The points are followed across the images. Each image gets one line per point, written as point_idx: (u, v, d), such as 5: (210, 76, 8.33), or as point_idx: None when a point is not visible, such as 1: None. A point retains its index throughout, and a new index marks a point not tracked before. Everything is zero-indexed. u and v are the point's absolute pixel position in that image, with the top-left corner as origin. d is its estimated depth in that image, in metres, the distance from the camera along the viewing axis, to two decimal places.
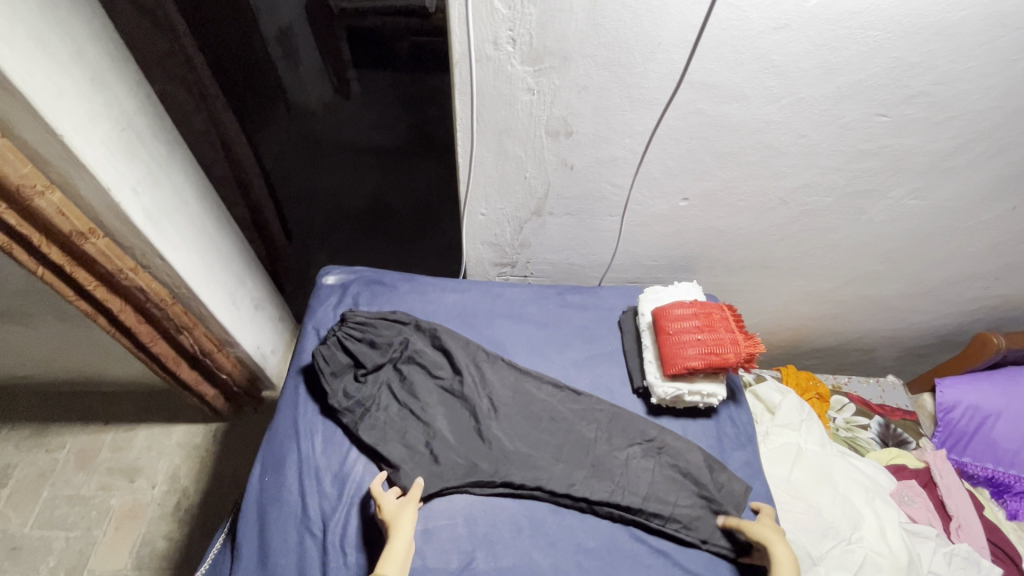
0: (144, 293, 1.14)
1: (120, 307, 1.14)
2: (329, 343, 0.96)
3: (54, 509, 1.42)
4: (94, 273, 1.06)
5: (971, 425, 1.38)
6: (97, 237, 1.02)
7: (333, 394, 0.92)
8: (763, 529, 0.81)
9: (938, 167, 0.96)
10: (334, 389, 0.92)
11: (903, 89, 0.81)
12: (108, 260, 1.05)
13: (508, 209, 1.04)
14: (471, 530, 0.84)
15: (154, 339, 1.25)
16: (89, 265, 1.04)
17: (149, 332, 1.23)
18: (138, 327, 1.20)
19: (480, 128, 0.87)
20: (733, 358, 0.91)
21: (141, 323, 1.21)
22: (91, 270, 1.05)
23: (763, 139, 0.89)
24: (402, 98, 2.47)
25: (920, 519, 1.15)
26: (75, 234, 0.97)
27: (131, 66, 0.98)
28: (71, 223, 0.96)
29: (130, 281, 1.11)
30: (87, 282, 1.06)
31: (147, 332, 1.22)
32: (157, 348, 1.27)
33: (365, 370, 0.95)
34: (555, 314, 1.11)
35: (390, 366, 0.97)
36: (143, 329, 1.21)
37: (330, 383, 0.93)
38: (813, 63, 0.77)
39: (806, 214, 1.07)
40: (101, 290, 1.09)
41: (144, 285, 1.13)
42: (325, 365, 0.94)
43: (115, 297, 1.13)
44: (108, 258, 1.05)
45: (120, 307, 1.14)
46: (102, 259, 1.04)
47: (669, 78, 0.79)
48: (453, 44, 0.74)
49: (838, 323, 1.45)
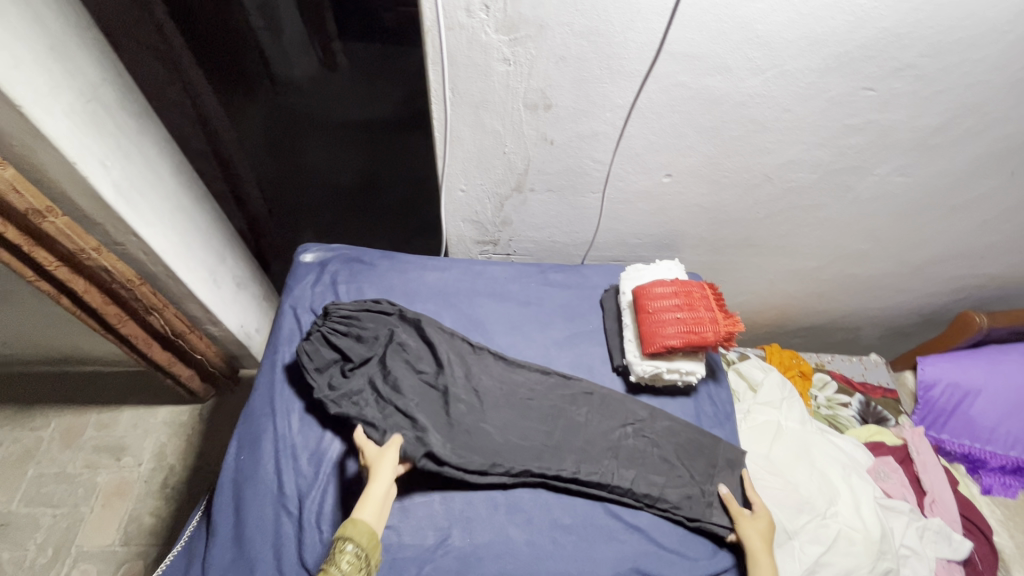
0: (109, 274, 1.12)
1: (84, 287, 1.12)
2: (313, 338, 0.95)
3: (41, 487, 1.43)
4: (54, 252, 1.03)
5: (950, 402, 1.39)
6: (57, 216, 0.98)
7: (318, 389, 0.90)
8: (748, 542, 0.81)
9: (926, 143, 0.94)
10: (319, 384, 0.91)
11: (890, 61, 0.79)
12: (70, 240, 1.02)
13: (488, 184, 1.02)
14: (448, 507, 0.84)
15: (123, 319, 1.23)
16: (49, 243, 1.01)
17: (117, 313, 1.21)
18: (105, 307, 1.18)
19: (456, 100, 0.84)
20: (711, 337, 0.90)
21: (108, 304, 1.19)
22: (51, 249, 1.03)
23: (747, 113, 0.87)
24: (389, 72, 2.39)
25: (895, 494, 1.16)
26: (31, 212, 0.93)
27: (92, 32, 0.93)
28: (28, 203, 0.92)
29: (94, 261, 1.08)
30: (47, 263, 1.03)
31: (114, 313, 1.21)
32: (126, 330, 1.25)
33: (351, 364, 0.93)
34: (536, 293, 1.10)
35: (376, 360, 0.96)
36: (110, 310, 1.19)
37: (313, 378, 0.91)
38: (798, 34, 0.75)
39: (791, 191, 1.05)
40: (62, 270, 1.06)
41: (109, 265, 1.11)
42: (309, 360, 0.93)
43: (79, 278, 1.10)
44: (69, 238, 1.02)
45: (84, 287, 1.12)
46: (62, 239, 1.01)
47: (649, 48, 0.76)
48: (424, 11, 0.71)
49: (823, 301, 1.45)
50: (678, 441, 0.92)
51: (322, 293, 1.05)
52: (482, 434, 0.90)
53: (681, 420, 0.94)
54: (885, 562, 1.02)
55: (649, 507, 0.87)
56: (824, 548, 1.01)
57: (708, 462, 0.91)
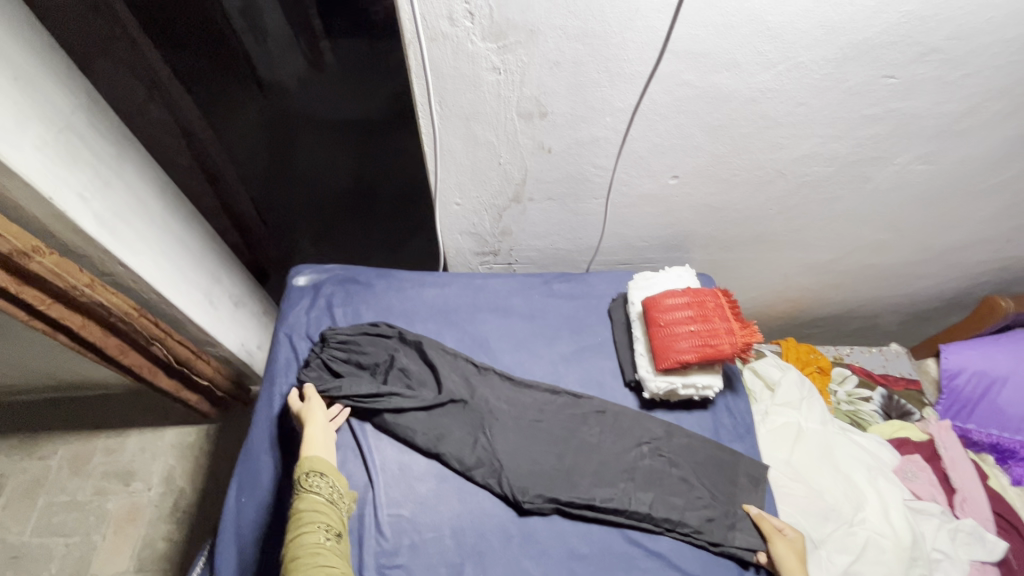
0: (105, 309, 1.05)
1: (81, 322, 1.05)
2: (313, 366, 0.92)
3: (52, 516, 1.40)
4: (45, 291, 0.96)
5: (977, 391, 1.34)
6: (44, 254, 0.91)
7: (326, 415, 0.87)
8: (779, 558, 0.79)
9: (952, 129, 0.87)
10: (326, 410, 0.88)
11: (913, 46, 0.72)
12: (60, 278, 0.94)
13: (484, 196, 0.97)
14: (459, 542, 0.80)
15: (124, 350, 1.17)
16: (39, 283, 0.94)
17: (117, 345, 1.15)
18: (105, 341, 1.12)
19: (444, 112, 0.79)
20: (728, 349, 0.85)
21: (108, 336, 1.12)
22: (42, 288, 0.95)
23: (759, 109, 0.81)
24: (378, 71, 2.32)
25: (924, 495, 1.12)
26: (16, 254, 0.86)
27: (59, 57, 0.88)
28: (11, 244, 0.85)
29: (87, 297, 1.01)
30: (40, 302, 0.96)
31: (115, 345, 1.14)
32: (128, 360, 1.19)
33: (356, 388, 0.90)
34: (541, 305, 1.05)
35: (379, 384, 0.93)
36: (111, 343, 1.13)
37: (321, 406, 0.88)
38: (813, 24, 0.68)
39: (805, 186, 0.99)
40: (55, 308, 0.99)
41: (103, 300, 1.04)
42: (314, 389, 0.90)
43: (74, 314, 1.03)
44: (59, 276, 0.94)
45: (81, 322, 1.06)
46: (51, 278, 0.93)
47: (650, 47, 0.70)
48: (403, 22, 0.65)
49: (840, 292, 1.39)
50: (696, 459, 0.88)
51: (318, 317, 1.01)
52: (491, 458, 0.86)
53: (699, 436, 0.90)
54: (917, 570, 0.98)
55: (669, 531, 0.82)
56: (851, 558, 0.97)
57: (730, 480, 0.87)
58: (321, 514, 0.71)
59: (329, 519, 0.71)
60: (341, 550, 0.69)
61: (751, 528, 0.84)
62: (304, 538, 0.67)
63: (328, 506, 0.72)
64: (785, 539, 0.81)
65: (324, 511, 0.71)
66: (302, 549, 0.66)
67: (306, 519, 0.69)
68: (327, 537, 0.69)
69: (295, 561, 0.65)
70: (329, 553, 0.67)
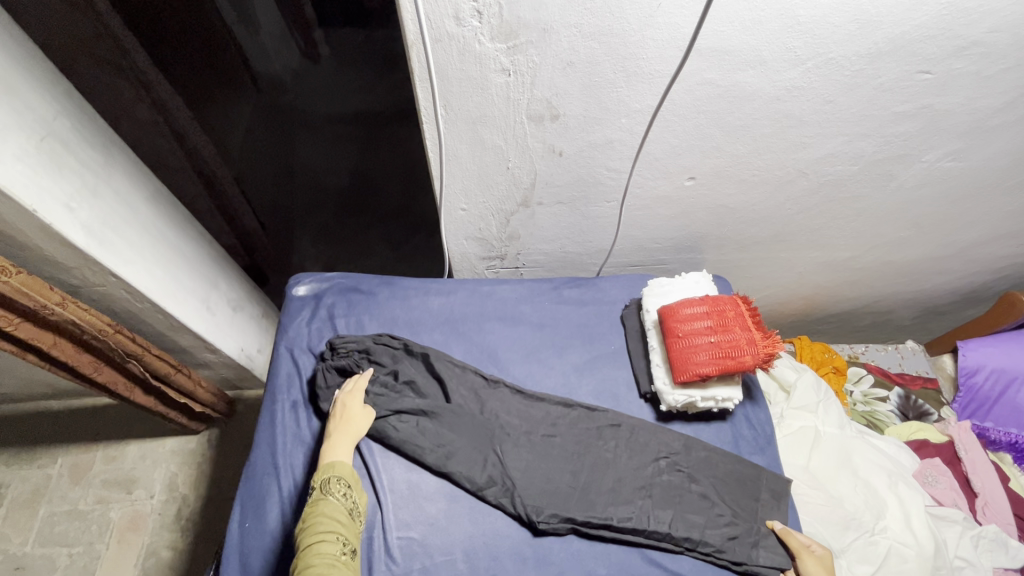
0: (78, 326, 0.99)
1: (51, 340, 1.01)
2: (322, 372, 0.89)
3: (54, 526, 1.34)
4: (13, 310, 0.91)
5: (995, 389, 1.30)
6: (11, 274, 0.85)
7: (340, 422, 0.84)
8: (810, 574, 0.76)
9: (983, 126, 0.83)
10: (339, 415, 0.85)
11: (952, 40, 0.67)
12: (28, 297, 0.89)
13: (491, 202, 0.92)
14: (473, 565, 0.77)
15: (99, 367, 1.12)
16: (5, 302, 0.89)
17: (91, 362, 1.10)
18: (77, 357, 1.07)
19: (450, 117, 0.74)
20: (749, 360, 0.82)
21: (81, 353, 1.08)
22: (10, 307, 0.90)
23: (783, 108, 0.76)
24: (374, 60, 2.25)
25: (946, 501, 1.10)
26: None
27: (40, 61, 0.82)
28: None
29: (58, 316, 0.95)
30: (6, 323, 0.91)
31: (88, 362, 1.10)
32: (102, 377, 1.14)
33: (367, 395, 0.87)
34: (551, 313, 1.01)
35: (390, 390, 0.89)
36: (84, 360, 1.09)
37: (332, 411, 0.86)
38: (847, 18, 0.63)
39: (828, 185, 0.94)
40: (24, 327, 0.95)
41: (76, 318, 0.98)
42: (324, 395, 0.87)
43: (44, 333, 0.99)
44: (26, 296, 0.89)
45: (52, 340, 1.01)
46: (17, 297, 0.88)
47: (673, 45, 0.65)
48: (404, 23, 0.61)
49: (855, 290, 1.35)
50: (716, 473, 0.85)
51: (319, 329, 0.97)
52: (503, 475, 0.83)
53: (719, 449, 0.87)
54: None
55: (689, 551, 0.80)
56: (872, 568, 0.95)
57: (751, 496, 0.84)
58: (338, 525, 0.69)
59: (346, 532, 0.69)
60: (353, 568, 0.67)
61: (776, 545, 0.81)
62: (321, 549, 0.65)
63: (347, 518, 0.70)
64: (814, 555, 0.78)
65: (343, 523, 0.69)
66: (317, 559, 0.64)
67: (325, 528, 0.67)
68: (342, 551, 0.66)
69: (309, 570, 0.63)
70: (344, 569, 0.65)
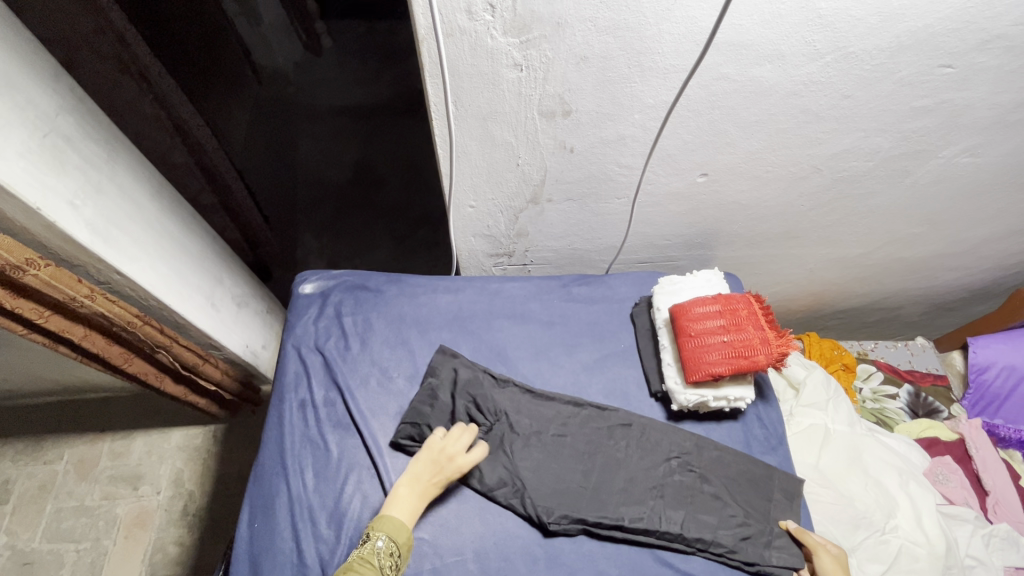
0: (106, 318, 1.00)
1: (83, 333, 1.02)
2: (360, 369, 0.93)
3: (61, 522, 1.34)
4: (43, 302, 0.92)
5: (1005, 386, 1.30)
6: (40, 267, 0.85)
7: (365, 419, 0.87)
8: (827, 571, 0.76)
9: (1003, 121, 0.81)
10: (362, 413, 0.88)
11: (976, 33, 0.66)
12: (58, 290, 0.89)
13: (500, 199, 0.91)
14: (483, 566, 0.77)
15: (129, 359, 1.14)
16: (35, 295, 0.89)
17: (122, 354, 1.11)
18: (108, 350, 1.08)
19: (460, 113, 0.73)
20: (763, 360, 0.81)
21: (112, 345, 1.09)
22: (41, 299, 0.91)
23: (800, 103, 0.75)
24: (379, 53, 2.23)
25: (957, 499, 1.09)
26: (8, 268, 0.81)
27: (43, 57, 0.81)
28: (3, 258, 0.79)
29: (87, 308, 0.95)
30: (37, 315, 0.92)
31: (119, 354, 1.11)
32: (133, 368, 1.16)
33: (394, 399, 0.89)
34: (560, 310, 1.00)
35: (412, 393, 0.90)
36: (115, 352, 1.10)
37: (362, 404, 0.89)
38: (869, 11, 0.62)
39: (842, 181, 0.93)
40: (55, 320, 0.95)
41: (104, 309, 0.98)
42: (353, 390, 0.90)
43: (75, 325, 0.99)
44: (56, 288, 0.89)
45: (82, 333, 1.01)
46: (47, 290, 0.88)
47: (690, 40, 0.63)
48: (416, 17, 0.59)
49: (866, 286, 1.34)
50: (729, 473, 0.84)
51: (327, 327, 0.96)
52: (513, 475, 0.83)
53: (730, 449, 0.86)
54: None
55: (701, 551, 0.79)
56: (884, 567, 0.94)
57: (764, 496, 0.83)
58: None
59: None
60: None
61: (790, 544, 0.80)
62: None
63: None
64: (829, 552, 0.77)
65: None
66: None
67: None
68: None
69: None
70: None
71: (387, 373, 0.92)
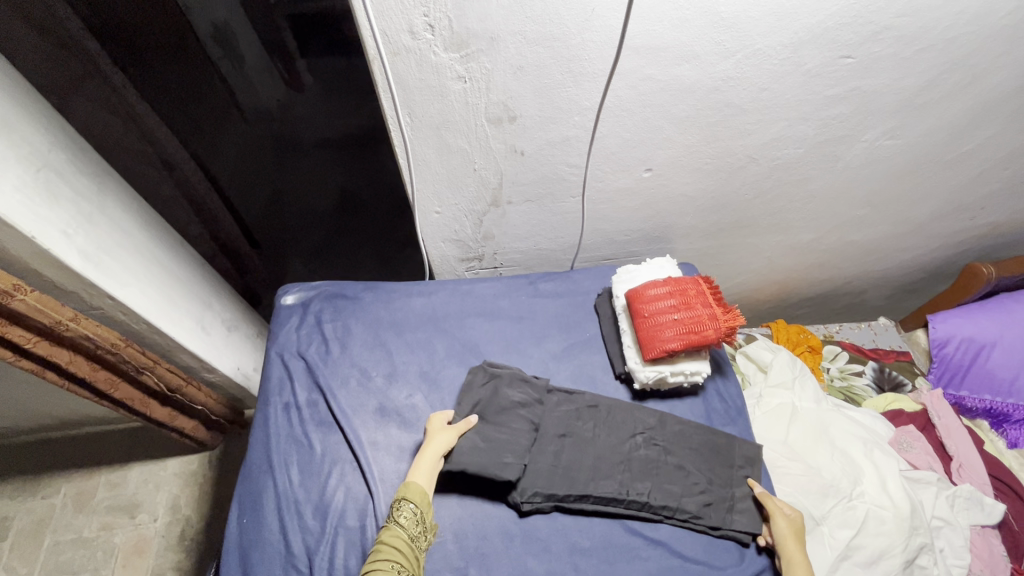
0: (91, 342, 1.03)
1: (69, 357, 1.04)
2: (342, 372, 0.97)
3: (59, 555, 1.34)
4: (31, 328, 0.95)
5: (966, 357, 1.34)
6: (26, 292, 0.89)
7: (348, 418, 0.92)
8: (780, 532, 0.81)
9: (912, 104, 0.89)
10: (345, 412, 0.92)
11: (866, 26, 0.74)
12: (44, 315, 0.93)
13: (463, 204, 0.98)
14: (461, 545, 0.80)
15: (115, 383, 1.15)
16: (22, 321, 0.92)
17: (109, 378, 1.13)
18: (93, 374, 1.10)
19: (415, 124, 0.81)
20: (713, 335, 0.87)
21: (97, 370, 1.11)
22: (28, 326, 0.94)
23: (723, 98, 0.83)
24: (355, 86, 2.35)
25: (921, 464, 1.13)
26: None
27: (31, 99, 0.88)
28: None
29: (72, 331, 0.98)
30: (24, 341, 0.95)
31: (105, 378, 1.13)
32: (119, 394, 1.17)
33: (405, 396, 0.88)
34: (528, 306, 1.06)
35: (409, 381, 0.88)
36: (100, 377, 1.12)
37: (345, 403, 0.93)
38: (765, 12, 0.70)
39: (778, 168, 1.00)
40: (41, 345, 0.98)
41: (89, 332, 1.01)
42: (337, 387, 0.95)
43: (62, 350, 1.02)
44: (42, 313, 0.92)
45: (69, 358, 1.04)
46: (33, 315, 0.91)
47: (608, 46, 0.71)
48: (365, 39, 0.68)
49: (825, 272, 1.41)
50: (691, 445, 0.90)
51: (308, 335, 1.01)
52: (514, 459, 0.83)
53: (692, 422, 0.93)
54: (918, 538, 0.98)
55: (669, 519, 0.84)
56: (854, 532, 0.96)
57: (726, 465, 0.89)
58: (394, 553, 0.72)
59: (401, 558, 0.72)
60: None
61: (749, 508, 0.86)
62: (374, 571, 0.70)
63: (405, 545, 0.73)
64: (786, 516, 0.82)
65: (402, 551, 0.73)
66: None
67: (382, 554, 0.71)
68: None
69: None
70: None
71: (367, 373, 0.97)
